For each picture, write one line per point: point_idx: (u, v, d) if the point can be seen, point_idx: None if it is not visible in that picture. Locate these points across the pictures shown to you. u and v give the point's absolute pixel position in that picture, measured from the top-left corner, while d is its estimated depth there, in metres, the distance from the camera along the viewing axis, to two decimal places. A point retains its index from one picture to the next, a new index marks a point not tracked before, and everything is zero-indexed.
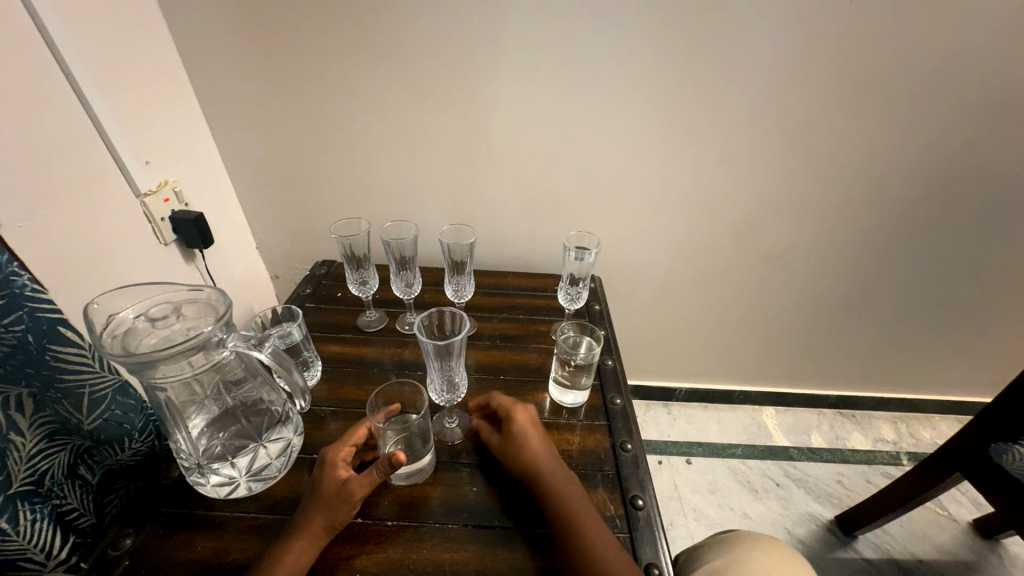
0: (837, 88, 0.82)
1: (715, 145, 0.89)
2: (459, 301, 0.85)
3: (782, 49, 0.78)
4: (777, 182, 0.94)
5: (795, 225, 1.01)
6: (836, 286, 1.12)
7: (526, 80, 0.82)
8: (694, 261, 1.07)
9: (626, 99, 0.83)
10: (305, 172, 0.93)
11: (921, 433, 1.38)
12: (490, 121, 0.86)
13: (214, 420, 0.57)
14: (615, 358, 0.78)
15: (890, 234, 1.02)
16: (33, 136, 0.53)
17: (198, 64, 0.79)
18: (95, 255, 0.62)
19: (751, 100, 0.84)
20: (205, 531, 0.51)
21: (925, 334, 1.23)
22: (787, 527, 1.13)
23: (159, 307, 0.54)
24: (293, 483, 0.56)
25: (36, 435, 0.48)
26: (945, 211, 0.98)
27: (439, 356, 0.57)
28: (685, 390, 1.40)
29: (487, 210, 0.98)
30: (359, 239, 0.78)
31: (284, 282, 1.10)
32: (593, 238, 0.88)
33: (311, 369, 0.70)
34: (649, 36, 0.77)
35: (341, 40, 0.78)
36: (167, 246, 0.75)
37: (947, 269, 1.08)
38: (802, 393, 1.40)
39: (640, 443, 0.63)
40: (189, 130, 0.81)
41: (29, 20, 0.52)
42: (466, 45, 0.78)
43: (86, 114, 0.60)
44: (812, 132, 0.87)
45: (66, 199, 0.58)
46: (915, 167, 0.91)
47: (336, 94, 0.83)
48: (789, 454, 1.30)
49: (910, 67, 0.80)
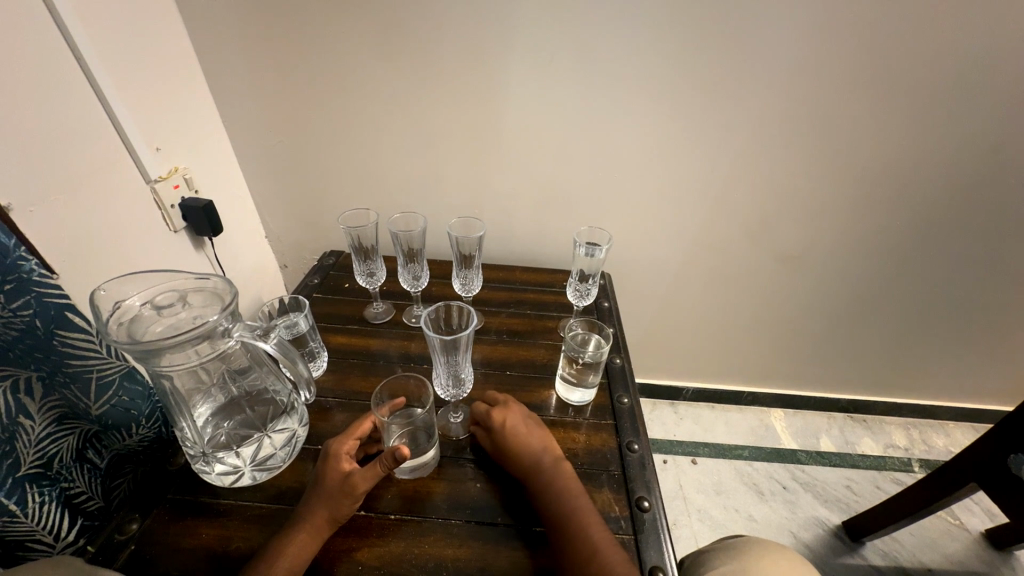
0: (868, 82, 0.78)
1: (734, 139, 0.86)
2: (466, 295, 0.84)
3: (811, 39, 0.74)
4: (799, 180, 0.91)
5: (815, 224, 0.97)
6: (854, 286, 1.08)
7: (542, 73, 0.79)
8: (707, 258, 1.05)
9: (644, 92, 0.80)
10: (313, 162, 0.92)
11: (933, 440, 1.35)
12: (502, 113, 0.84)
13: (219, 410, 0.56)
14: (623, 356, 0.76)
15: (914, 235, 0.98)
16: (44, 122, 0.53)
17: (208, 51, 0.78)
18: (104, 241, 0.61)
19: (776, 94, 0.80)
20: (209, 519, 0.51)
21: (944, 339, 1.20)
22: (793, 530, 1.11)
23: (165, 295, 0.53)
24: (297, 473, 0.56)
25: (45, 419, 0.48)
26: (974, 214, 0.94)
27: (444, 350, 0.56)
28: (693, 389, 1.38)
29: (497, 203, 0.96)
30: (367, 231, 0.77)
31: (293, 272, 1.10)
32: (604, 234, 0.86)
33: (317, 359, 0.70)
34: (672, 23, 0.74)
35: (353, 30, 0.76)
36: (177, 233, 0.75)
37: (974, 272, 1.04)
38: (812, 396, 1.37)
39: (647, 444, 0.62)
40: (199, 116, 0.80)
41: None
42: (482, 34, 0.76)
43: (96, 98, 0.59)
44: (838, 127, 0.84)
45: (76, 185, 0.57)
46: (945, 166, 0.87)
47: (346, 82, 0.81)
48: (797, 458, 1.28)
49: (947, 60, 0.76)
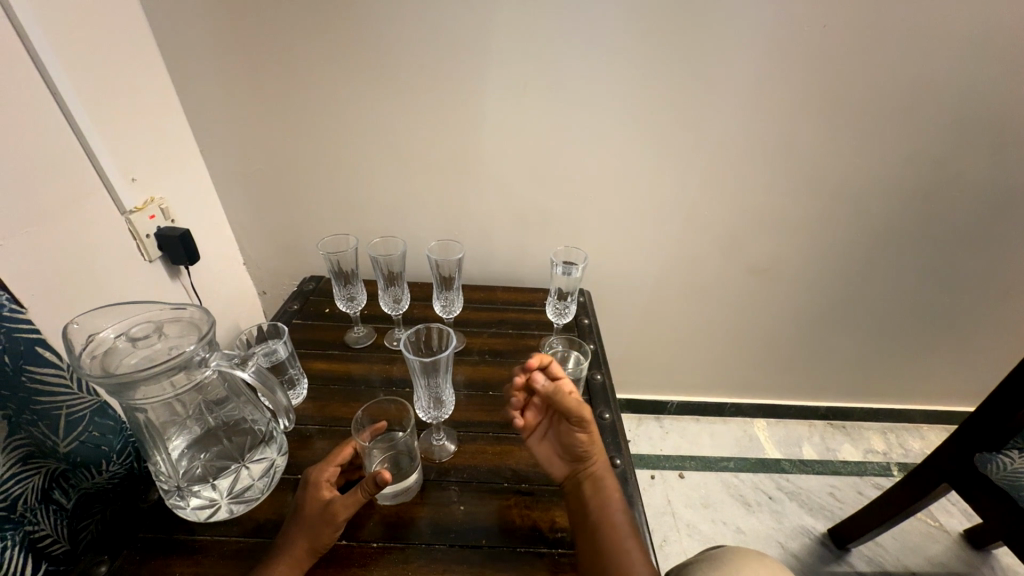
0: (813, 108, 0.85)
1: (696, 161, 0.91)
2: (448, 316, 0.85)
3: (759, 69, 0.81)
4: (761, 197, 0.96)
5: (780, 238, 1.03)
6: (822, 296, 1.13)
7: (513, 102, 0.84)
8: (681, 273, 1.09)
9: (609, 119, 0.86)
10: (294, 189, 0.93)
11: (910, 443, 1.39)
12: (477, 140, 0.88)
13: (196, 441, 0.56)
14: (604, 372, 0.78)
15: (871, 246, 1.04)
16: (27, 158, 0.55)
17: (190, 86, 0.81)
18: (79, 273, 0.61)
19: (732, 118, 0.86)
20: (184, 556, 0.50)
21: (911, 344, 1.25)
22: (781, 541, 1.12)
23: (141, 327, 0.53)
24: (277, 504, 0.55)
25: (10, 459, 0.46)
26: (921, 225, 1.01)
27: (425, 372, 0.57)
28: (677, 403, 1.40)
29: (477, 225, 0.99)
30: (347, 256, 0.78)
31: (272, 298, 1.09)
32: (580, 252, 0.89)
33: (297, 387, 0.69)
34: (630, 57, 0.80)
35: (332, 65, 0.80)
36: (152, 262, 0.75)
37: (929, 279, 1.11)
38: (792, 404, 1.40)
39: (629, 459, 0.63)
40: (179, 148, 0.82)
41: (11, 29, 0.52)
42: (454, 68, 0.81)
43: (73, 133, 0.60)
44: (790, 148, 0.90)
45: (53, 217, 0.58)
46: (891, 182, 0.94)
47: (325, 113, 0.84)
48: (781, 467, 1.30)
49: (879, 87, 0.83)
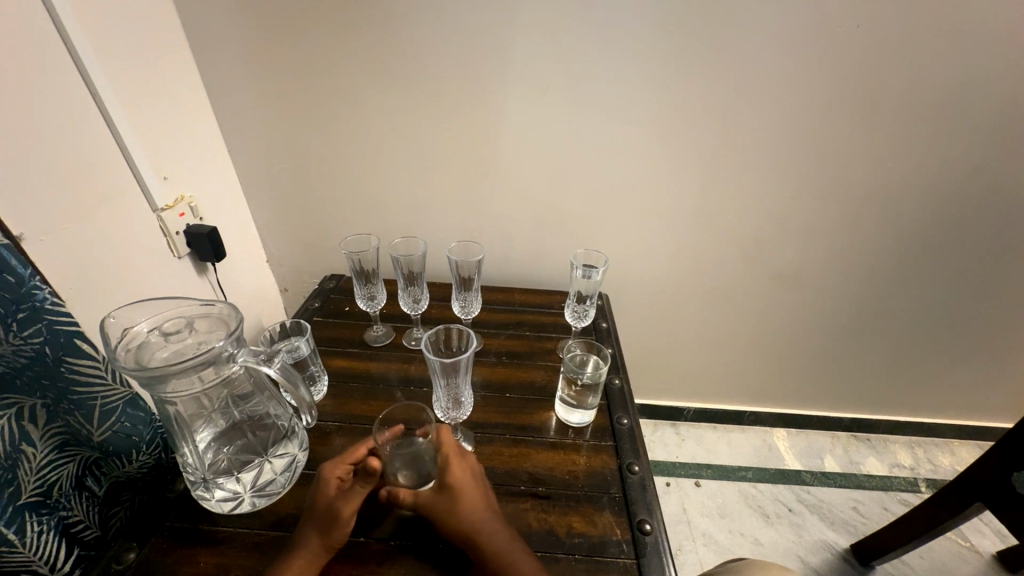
0: (844, 110, 0.83)
1: (719, 163, 0.89)
2: (466, 317, 0.85)
3: (788, 70, 0.79)
4: (787, 202, 0.94)
5: (805, 243, 1.00)
6: (848, 303, 1.10)
7: (535, 104, 0.84)
8: (701, 278, 1.07)
9: (630, 121, 0.85)
10: (317, 188, 0.95)
11: (939, 459, 1.34)
12: (497, 142, 0.88)
13: (221, 434, 0.57)
14: (622, 377, 0.77)
15: (903, 252, 1.00)
16: (68, 158, 0.57)
17: (220, 88, 0.83)
18: (112, 269, 0.63)
19: (758, 121, 0.84)
20: (208, 546, 0.51)
21: (943, 355, 1.20)
22: (801, 555, 1.09)
23: (172, 322, 0.54)
24: (297, 499, 0.56)
25: (47, 446, 0.48)
26: (957, 232, 0.97)
27: (444, 373, 0.58)
28: (694, 410, 1.37)
29: (495, 226, 0.99)
30: (369, 255, 0.79)
31: (293, 295, 1.12)
32: (600, 255, 0.89)
33: (318, 384, 0.70)
34: (654, 58, 0.79)
35: (357, 67, 0.81)
36: (180, 258, 0.77)
37: (964, 288, 1.06)
38: (814, 414, 1.36)
39: (648, 465, 0.62)
40: (208, 148, 0.84)
41: (56, 35, 0.55)
42: (476, 70, 0.81)
43: (110, 134, 0.63)
44: (818, 151, 0.87)
45: (89, 214, 0.60)
46: (925, 187, 0.91)
47: (349, 113, 0.86)
48: (802, 478, 1.26)
49: (916, 89, 0.80)
